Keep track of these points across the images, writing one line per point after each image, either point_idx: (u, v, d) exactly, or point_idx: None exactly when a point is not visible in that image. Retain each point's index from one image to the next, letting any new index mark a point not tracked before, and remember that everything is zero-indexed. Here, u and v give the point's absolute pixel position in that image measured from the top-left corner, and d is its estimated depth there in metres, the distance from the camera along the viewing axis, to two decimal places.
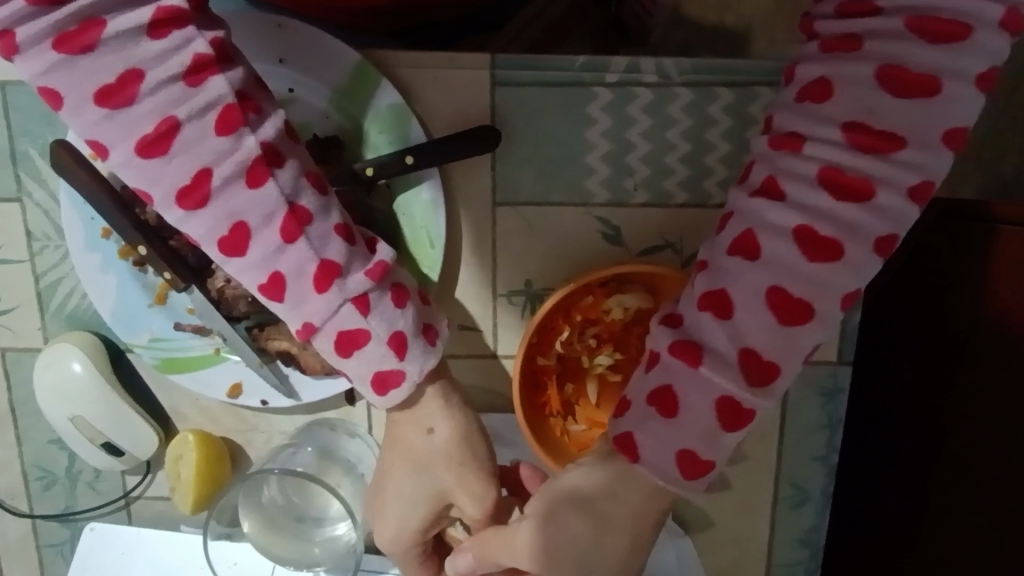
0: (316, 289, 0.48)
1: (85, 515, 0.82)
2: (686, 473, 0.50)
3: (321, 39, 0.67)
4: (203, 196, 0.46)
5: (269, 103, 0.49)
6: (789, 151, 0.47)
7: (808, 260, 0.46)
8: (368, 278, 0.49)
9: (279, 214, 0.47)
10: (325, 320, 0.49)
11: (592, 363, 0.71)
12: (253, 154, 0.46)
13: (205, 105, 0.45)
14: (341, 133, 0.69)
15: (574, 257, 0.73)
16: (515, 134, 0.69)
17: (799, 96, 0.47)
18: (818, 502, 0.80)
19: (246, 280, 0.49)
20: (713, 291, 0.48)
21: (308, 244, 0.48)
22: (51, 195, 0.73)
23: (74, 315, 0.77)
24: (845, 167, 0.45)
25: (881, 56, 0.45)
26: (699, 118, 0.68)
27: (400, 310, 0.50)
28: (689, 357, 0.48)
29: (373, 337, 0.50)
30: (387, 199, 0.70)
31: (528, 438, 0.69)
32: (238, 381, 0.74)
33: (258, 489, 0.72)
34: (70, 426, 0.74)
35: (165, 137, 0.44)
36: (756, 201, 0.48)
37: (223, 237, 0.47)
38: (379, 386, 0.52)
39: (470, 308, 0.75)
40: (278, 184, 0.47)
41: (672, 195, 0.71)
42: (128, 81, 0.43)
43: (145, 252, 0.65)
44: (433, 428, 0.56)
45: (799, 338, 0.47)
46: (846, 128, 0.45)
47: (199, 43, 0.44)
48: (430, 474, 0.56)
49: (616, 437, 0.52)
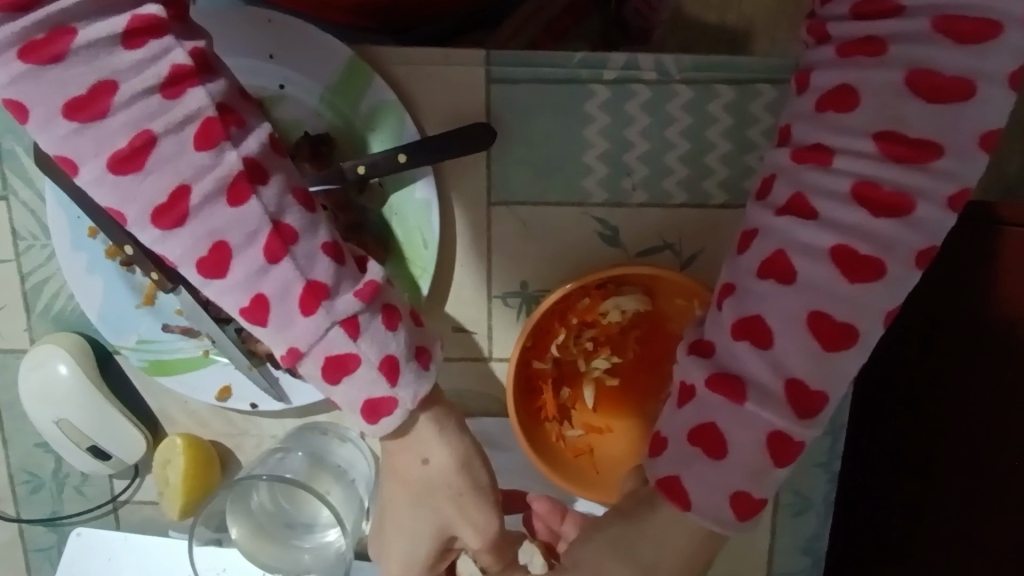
0: (302, 312, 0.47)
1: (72, 520, 0.81)
2: (738, 514, 0.48)
3: (310, 35, 0.65)
4: (181, 214, 0.44)
5: (252, 115, 0.48)
6: (816, 163, 0.45)
7: (848, 282, 0.44)
8: (357, 300, 0.47)
9: (262, 233, 0.45)
10: (312, 344, 0.47)
11: (589, 366, 0.70)
12: (234, 170, 0.44)
13: (182, 119, 0.43)
14: (332, 131, 0.68)
15: (573, 259, 0.71)
16: (513, 134, 0.68)
17: (820, 106, 0.46)
18: (820, 509, 0.78)
19: (227, 303, 0.48)
20: (746, 318, 0.46)
21: (294, 264, 0.46)
22: (38, 195, 0.72)
23: (61, 316, 0.76)
24: (880, 180, 0.44)
25: (906, 59, 0.43)
26: (700, 117, 0.67)
27: (391, 333, 0.48)
28: (731, 393, 0.46)
29: (363, 362, 0.48)
30: (380, 198, 0.68)
31: (525, 447, 0.66)
32: (227, 384, 0.72)
33: (247, 495, 0.70)
34: (56, 430, 0.73)
35: (140, 153, 0.43)
36: (782, 219, 0.46)
37: (203, 258, 0.46)
38: (370, 414, 0.49)
39: (464, 310, 0.73)
40: (262, 202, 0.45)
41: (672, 195, 0.69)
42: (101, 93, 0.41)
43: (131, 252, 0.64)
44: (429, 458, 0.53)
45: (838, 365, 0.46)
46: (878, 138, 0.44)
47: (178, 54, 0.43)
48: (430, 504, 0.54)
49: (660, 480, 0.49)
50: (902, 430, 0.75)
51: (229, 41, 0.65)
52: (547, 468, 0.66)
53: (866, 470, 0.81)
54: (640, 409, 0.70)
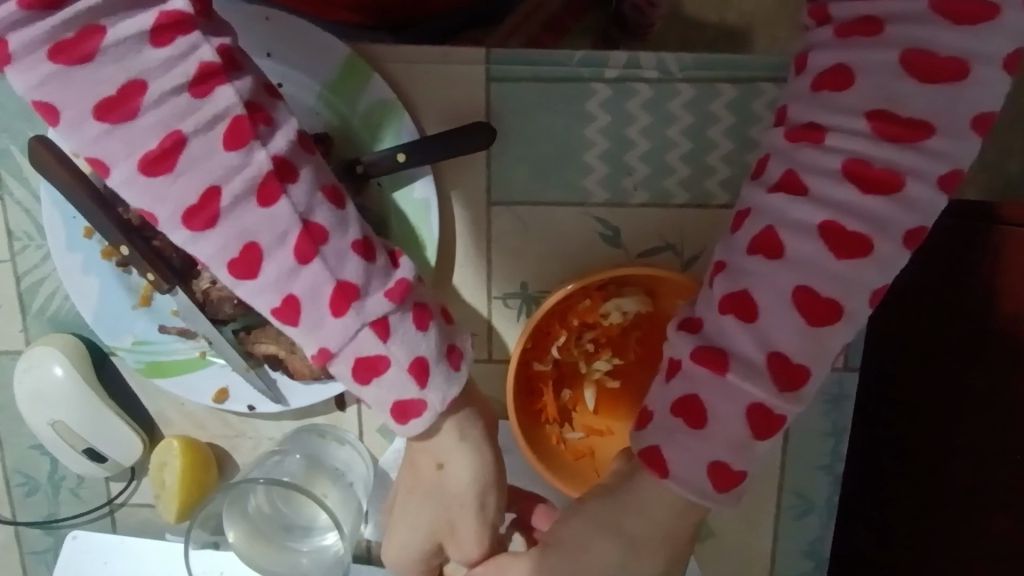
0: (333, 312, 0.46)
1: (67, 523, 0.80)
2: (719, 485, 0.48)
3: (310, 32, 0.64)
4: (212, 215, 0.44)
5: (278, 110, 0.46)
6: (810, 142, 0.46)
7: (836, 258, 0.44)
8: (388, 300, 0.47)
9: (292, 234, 0.45)
10: (343, 345, 0.46)
11: (590, 368, 0.69)
12: (264, 169, 0.44)
13: (211, 118, 0.42)
14: (330, 130, 0.67)
15: (573, 258, 0.71)
16: (509, 133, 0.67)
17: (816, 85, 0.46)
18: (823, 511, 0.78)
19: (258, 305, 0.47)
20: (734, 293, 0.46)
21: (324, 264, 0.45)
22: (33, 194, 0.71)
23: (56, 317, 0.75)
24: (871, 159, 0.44)
25: (906, 39, 0.44)
26: (701, 116, 0.66)
27: (422, 334, 0.48)
28: (715, 365, 0.46)
29: (393, 363, 0.47)
30: (377, 198, 0.67)
31: (523, 448, 0.65)
32: (224, 386, 0.71)
33: (244, 498, 0.69)
34: (51, 432, 0.72)
35: (169, 154, 0.42)
36: (775, 197, 0.46)
37: (233, 259, 0.45)
38: (399, 415, 0.49)
39: (465, 311, 0.72)
40: (291, 201, 0.45)
41: (673, 194, 0.68)
42: (130, 93, 0.41)
43: (127, 253, 0.63)
44: (443, 464, 0.53)
45: (825, 344, 0.46)
46: (870, 117, 0.44)
47: (205, 51, 0.42)
48: (436, 506, 0.54)
49: (642, 452, 0.48)
50: (903, 434, 0.75)
51: None
52: (546, 470, 0.64)
53: (867, 475, 0.80)
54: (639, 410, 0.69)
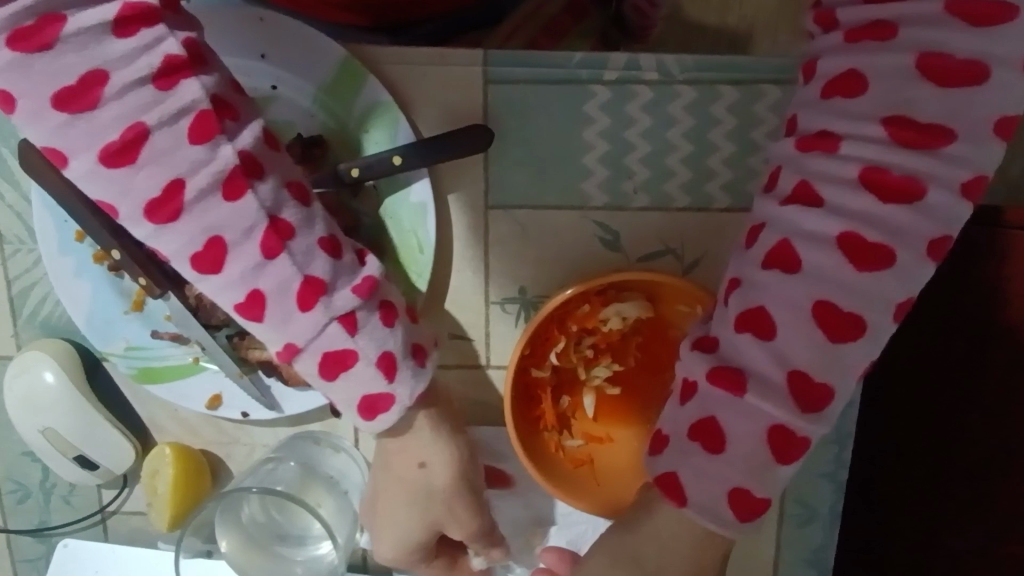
0: (300, 308, 0.45)
1: (60, 531, 0.79)
2: (740, 514, 0.48)
3: (305, 34, 0.63)
4: (176, 209, 0.43)
5: (247, 108, 0.46)
6: (822, 150, 0.47)
7: (856, 269, 0.45)
8: (355, 295, 0.46)
9: (260, 229, 0.44)
10: (310, 341, 0.46)
11: (589, 375, 0.68)
12: (230, 164, 0.43)
13: (176, 111, 0.42)
14: (326, 132, 0.66)
15: (573, 264, 0.69)
16: (509, 136, 0.66)
17: (826, 92, 0.48)
18: (826, 520, 0.76)
19: (223, 300, 0.46)
20: (750, 309, 0.47)
21: (291, 260, 0.45)
22: (25, 195, 0.70)
23: (47, 324, 0.74)
24: (889, 165, 0.45)
25: (919, 43, 0.45)
26: (702, 118, 0.65)
27: (388, 330, 0.47)
28: (732, 385, 0.47)
29: (361, 359, 0.47)
30: (374, 201, 0.66)
31: (521, 457, 0.63)
32: (218, 393, 0.70)
33: (237, 507, 0.68)
34: (41, 439, 0.71)
35: (132, 146, 0.42)
36: (787, 209, 0.47)
37: (198, 254, 0.45)
38: (367, 411, 0.48)
39: (460, 315, 0.71)
40: (258, 198, 0.44)
41: (674, 198, 0.67)
42: (91, 84, 0.40)
43: (118, 257, 0.61)
44: (426, 462, 0.52)
45: (846, 357, 0.46)
46: (886, 123, 0.45)
47: (171, 44, 0.41)
48: (425, 505, 0.53)
49: (658, 478, 0.50)
50: (902, 441, 0.74)
51: (221, 38, 0.63)
52: (548, 482, 0.63)
53: (865, 476, 0.79)
54: (640, 416, 0.68)
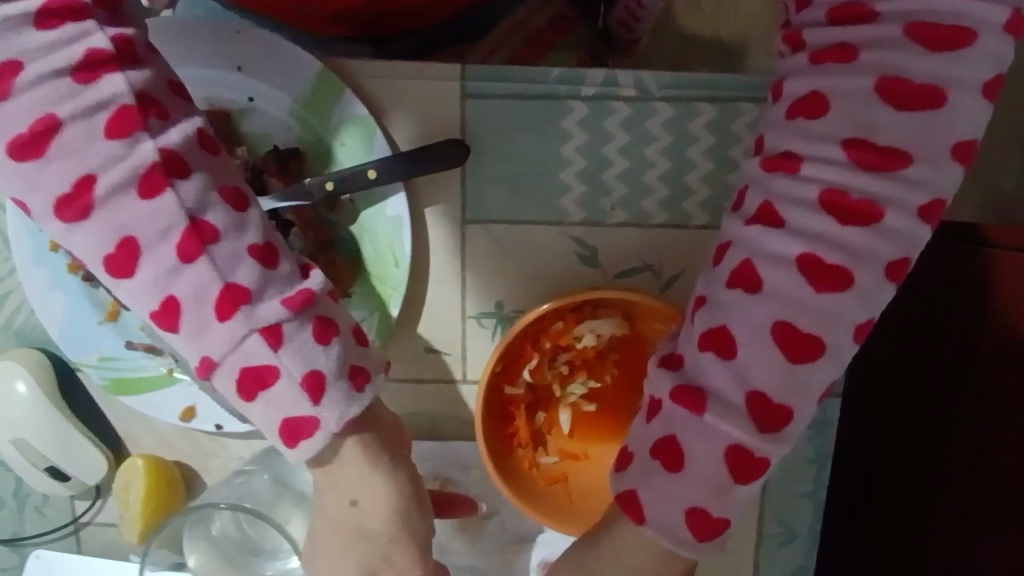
0: (219, 316, 0.45)
1: (33, 542, 0.78)
2: (698, 534, 0.48)
3: (279, 46, 0.63)
4: (84, 206, 0.44)
5: (183, 107, 0.47)
6: (785, 171, 0.47)
7: (816, 290, 0.45)
8: (283, 308, 0.45)
9: (177, 231, 0.44)
10: (225, 355, 0.45)
11: (564, 392, 0.68)
12: (149, 161, 0.44)
13: (92, 104, 0.43)
14: (302, 145, 0.65)
15: (550, 280, 0.69)
16: (484, 151, 0.66)
17: (790, 113, 0.47)
18: (807, 541, 0.75)
19: (139, 307, 0.46)
20: (713, 329, 0.47)
21: (211, 264, 0.45)
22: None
23: (22, 333, 0.73)
24: (850, 189, 0.45)
25: (879, 67, 0.44)
26: (679, 134, 0.65)
27: (321, 348, 0.46)
28: (692, 404, 0.46)
29: (282, 375, 0.45)
30: (350, 215, 0.65)
31: (493, 475, 0.63)
32: (191, 405, 0.70)
33: (207, 521, 0.67)
34: (13, 450, 0.71)
35: (41, 138, 0.43)
36: (751, 229, 0.47)
37: (110, 255, 0.45)
38: (288, 437, 0.46)
39: (435, 330, 0.70)
40: (178, 196, 0.44)
41: (650, 214, 0.67)
42: (4, 72, 0.42)
43: None
44: (356, 500, 0.51)
45: (810, 378, 0.46)
46: (847, 145, 0.45)
47: (96, 38, 0.44)
48: (364, 547, 0.51)
49: (620, 495, 0.49)
50: (881, 458, 0.74)
51: (193, 52, 0.63)
52: (520, 501, 0.63)
53: (849, 495, 0.78)
54: (617, 432, 0.68)
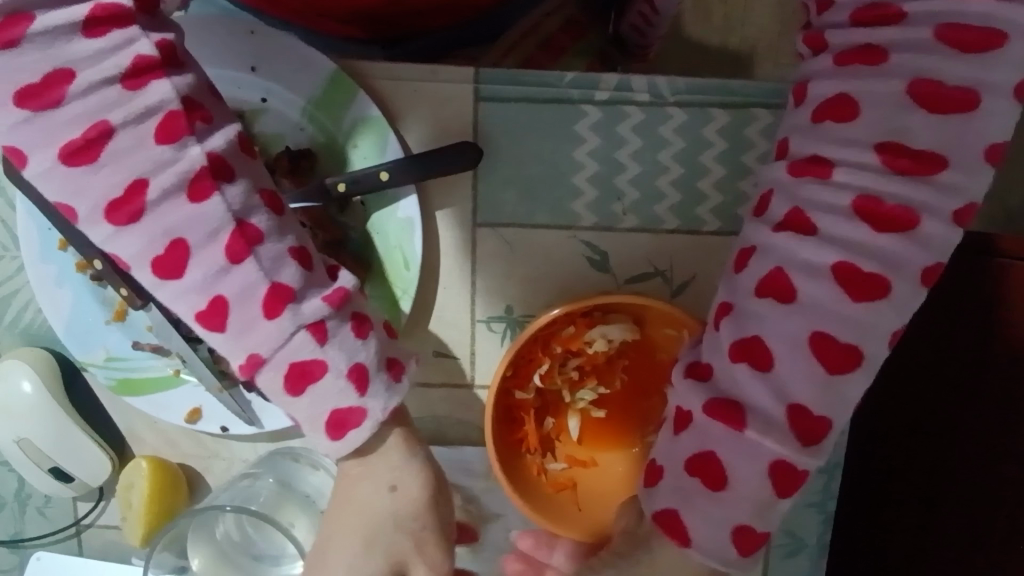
0: (266, 315, 0.45)
1: (33, 543, 0.77)
2: (743, 550, 0.49)
3: (294, 46, 0.63)
4: (136, 210, 0.43)
5: (221, 113, 0.47)
6: (816, 176, 0.46)
7: (853, 301, 0.45)
8: (325, 304, 0.46)
9: (225, 232, 0.44)
10: (274, 351, 0.45)
11: (573, 397, 0.67)
12: (197, 165, 0.44)
13: (143, 111, 0.43)
14: (315, 146, 0.65)
15: (562, 284, 0.68)
16: (498, 153, 0.66)
17: (817, 117, 0.47)
18: (814, 552, 0.74)
19: (182, 308, 0.45)
20: (746, 339, 0.46)
21: (257, 265, 0.45)
22: (9, 202, 0.69)
23: (29, 331, 0.73)
24: (884, 196, 0.45)
25: (911, 70, 0.44)
26: (693, 141, 0.64)
27: (361, 341, 0.46)
28: (732, 421, 0.46)
29: (329, 370, 0.45)
30: (361, 217, 0.65)
31: (501, 479, 0.62)
32: (197, 406, 0.69)
33: (213, 523, 0.67)
34: (16, 450, 0.71)
35: (94, 145, 0.42)
36: (780, 236, 0.47)
37: (158, 257, 0.44)
38: (335, 428, 0.46)
39: (446, 333, 0.69)
40: (225, 199, 0.44)
41: (663, 220, 0.66)
42: (56, 82, 0.41)
43: (99, 267, 0.61)
44: (396, 486, 0.50)
45: (847, 387, 0.46)
46: (880, 150, 0.45)
47: (142, 45, 0.42)
48: (384, 541, 0.50)
49: (657, 515, 0.49)
50: (892, 470, 0.73)
51: (210, 51, 0.63)
52: (525, 504, 0.62)
53: (859, 508, 0.77)
54: (626, 439, 0.68)
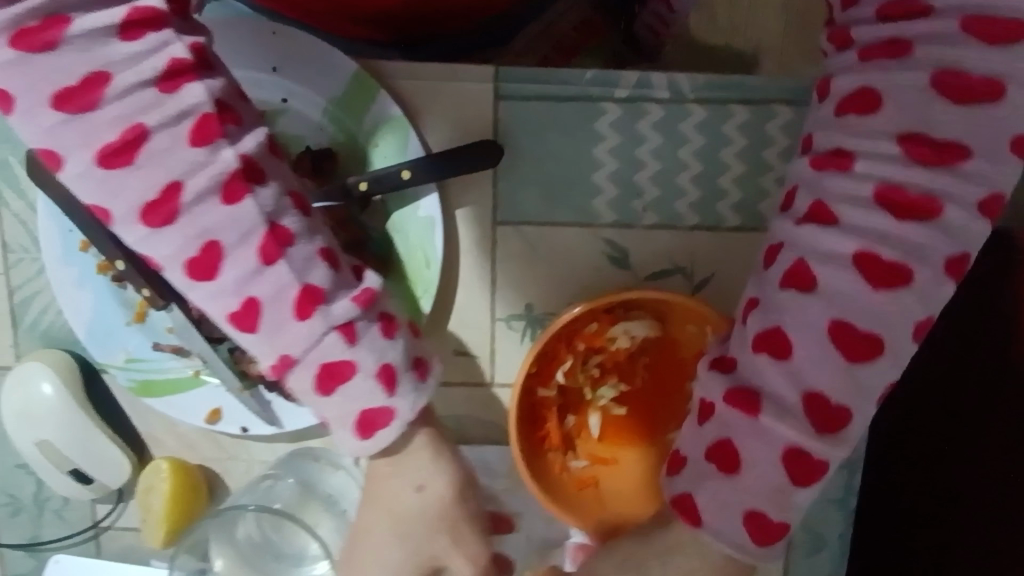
0: (297, 316, 0.44)
1: (51, 546, 0.76)
2: (758, 539, 0.48)
3: (315, 47, 0.64)
4: (171, 212, 0.42)
5: (251, 114, 0.45)
6: (838, 168, 0.47)
7: (874, 289, 0.45)
8: (353, 305, 0.45)
9: (257, 234, 0.43)
10: (304, 351, 0.45)
11: (594, 395, 0.67)
12: (230, 168, 0.42)
13: (178, 113, 0.41)
14: (336, 146, 0.66)
15: (582, 281, 0.68)
16: (518, 152, 0.66)
17: (840, 109, 0.47)
18: (835, 550, 0.73)
19: (215, 309, 0.45)
20: (768, 331, 0.46)
21: (289, 266, 0.44)
22: (30, 203, 0.70)
23: (48, 332, 0.73)
24: (906, 184, 0.45)
25: (935, 61, 0.45)
26: (714, 137, 0.65)
27: (389, 341, 0.46)
28: (747, 407, 0.46)
29: (359, 370, 0.45)
30: (382, 216, 0.66)
31: (525, 476, 0.62)
32: (217, 407, 0.69)
33: (232, 526, 0.67)
34: (36, 452, 0.70)
35: (130, 147, 0.41)
36: (805, 228, 0.47)
37: (193, 258, 0.43)
38: (365, 427, 0.47)
39: (466, 332, 0.70)
40: (257, 203, 0.43)
41: (684, 217, 0.67)
42: (93, 85, 0.40)
43: (122, 267, 0.61)
44: (424, 485, 0.50)
45: (875, 377, 0.46)
46: (902, 140, 0.45)
47: (177, 47, 0.41)
48: (418, 536, 0.50)
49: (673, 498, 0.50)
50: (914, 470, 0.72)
51: (232, 52, 0.63)
52: (547, 500, 0.62)
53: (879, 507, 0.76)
54: (648, 435, 0.67)
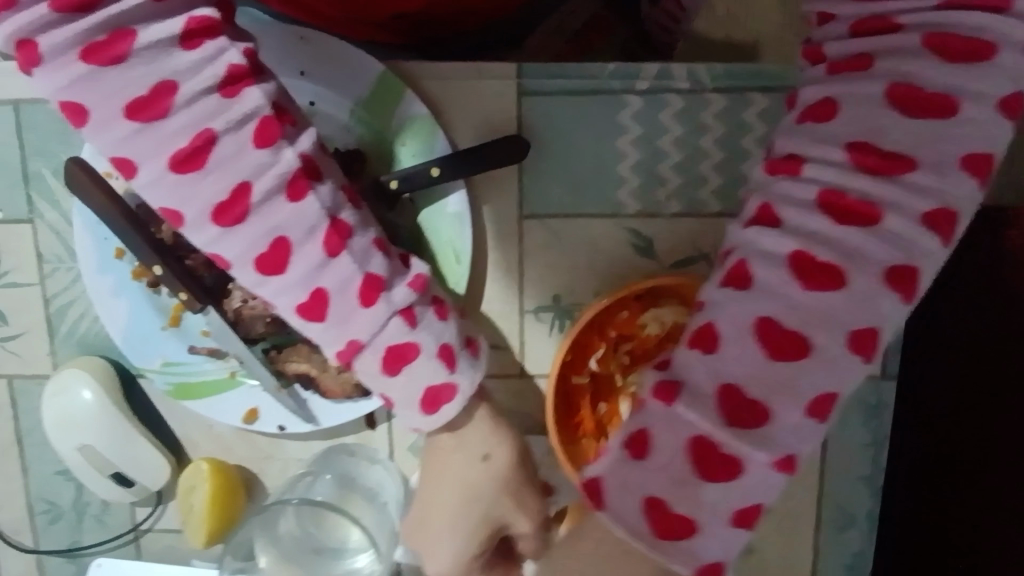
0: (362, 304, 0.45)
1: (91, 550, 0.78)
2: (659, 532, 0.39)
3: (342, 50, 0.65)
4: (241, 213, 0.43)
5: (301, 115, 0.46)
6: (787, 174, 0.40)
7: (803, 287, 0.38)
8: (411, 290, 0.47)
9: (322, 228, 0.44)
10: (371, 338, 0.46)
11: (626, 380, 0.68)
12: (293, 167, 0.43)
13: (241, 118, 0.41)
14: (363, 146, 0.67)
15: (609, 269, 0.70)
16: (542, 147, 0.67)
17: (799, 118, 0.41)
18: (865, 526, 0.75)
19: (284, 302, 0.46)
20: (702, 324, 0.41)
21: (351, 258, 0.45)
22: (65, 214, 0.71)
23: (84, 340, 0.74)
24: (848, 189, 0.38)
25: (892, 75, 0.38)
26: (734, 125, 0.66)
27: (444, 323, 0.48)
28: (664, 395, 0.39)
29: (422, 352, 0.47)
30: (411, 214, 0.67)
31: (562, 458, 0.64)
32: (254, 407, 0.70)
33: (275, 522, 0.69)
34: (78, 458, 0.71)
35: (199, 153, 0.41)
36: (749, 230, 0.40)
37: (262, 255, 0.44)
38: (429, 404, 0.49)
39: (499, 324, 0.71)
40: (320, 199, 0.44)
41: (706, 204, 0.68)
42: (161, 93, 0.40)
43: (159, 272, 0.63)
44: (489, 454, 0.51)
45: None
46: (850, 148, 0.38)
47: (233, 54, 0.41)
48: (483, 502, 0.51)
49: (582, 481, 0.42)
50: None
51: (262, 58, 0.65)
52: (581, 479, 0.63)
53: None
54: None
